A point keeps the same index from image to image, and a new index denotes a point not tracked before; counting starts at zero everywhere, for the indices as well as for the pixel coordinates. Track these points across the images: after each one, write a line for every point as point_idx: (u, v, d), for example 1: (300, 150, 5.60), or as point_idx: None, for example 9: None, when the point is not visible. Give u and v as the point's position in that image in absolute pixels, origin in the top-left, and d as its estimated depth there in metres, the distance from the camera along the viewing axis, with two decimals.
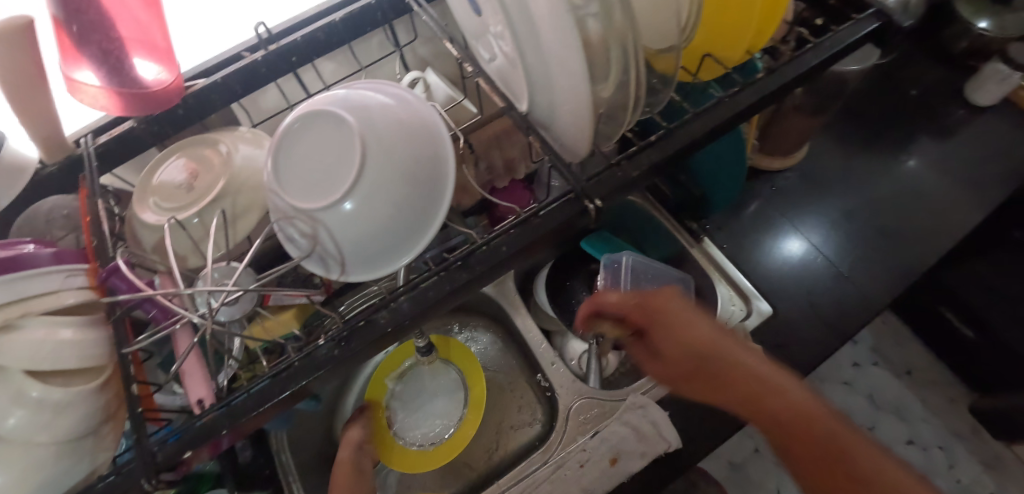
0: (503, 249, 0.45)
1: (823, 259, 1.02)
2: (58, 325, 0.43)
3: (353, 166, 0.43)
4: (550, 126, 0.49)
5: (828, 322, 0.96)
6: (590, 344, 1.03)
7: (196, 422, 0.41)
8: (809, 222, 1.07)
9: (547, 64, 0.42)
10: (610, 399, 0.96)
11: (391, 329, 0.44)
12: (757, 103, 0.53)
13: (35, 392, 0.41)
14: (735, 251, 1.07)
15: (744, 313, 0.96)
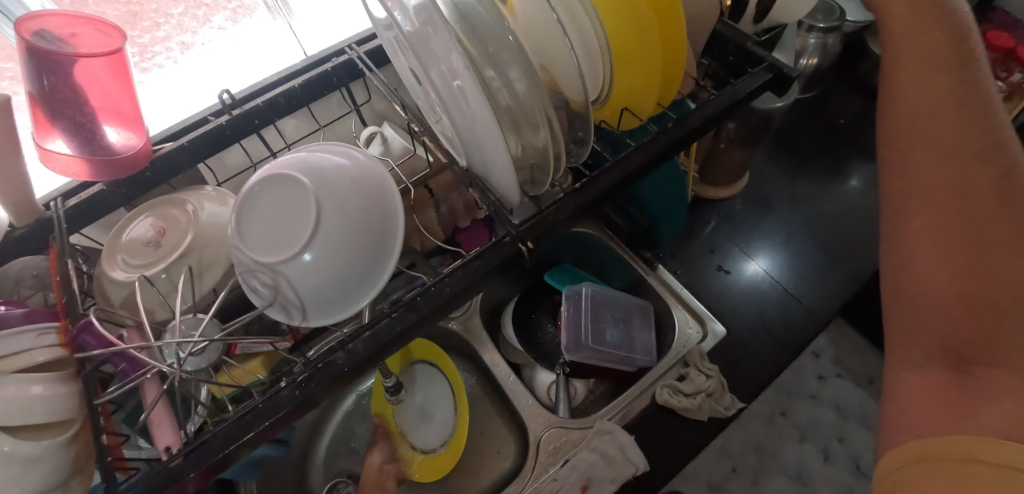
0: (449, 289, 0.51)
1: (771, 279, 1.11)
2: (29, 382, 0.46)
3: (310, 221, 0.48)
4: (488, 176, 0.56)
5: (777, 337, 1.04)
6: (557, 373, 1.08)
7: (163, 468, 0.44)
8: (756, 246, 1.16)
9: (474, 123, 0.48)
10: (578, 427, 1.01)
11: (348, 368, 0.48)
12: (671, 149, 0.61)
13: (6, 446, 0.43)
14: (685, 277, 1.14)
15: (697, 335, 1.06)
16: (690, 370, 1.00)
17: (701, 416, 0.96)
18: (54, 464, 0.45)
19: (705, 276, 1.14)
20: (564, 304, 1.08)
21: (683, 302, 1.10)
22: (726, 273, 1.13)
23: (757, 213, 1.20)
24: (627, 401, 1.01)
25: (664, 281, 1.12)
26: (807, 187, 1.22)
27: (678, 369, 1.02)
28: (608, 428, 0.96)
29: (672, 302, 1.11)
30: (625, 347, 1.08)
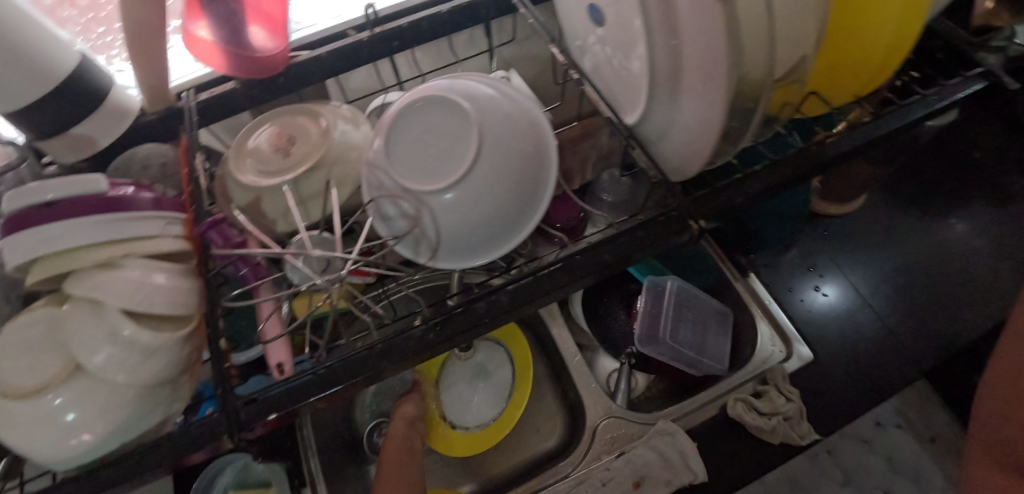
0: (605, 255, 0.45)
1: (872, 311, 0.94)
2: (153, 269, 0.42)
3: (469, 154, 0.43)
4: (664, 136, 0.49)
5: (869, 376, 0.87)
6: (622, 363, 0.99)
7: (283, 386, 0.41)
8: (858, 271, 0.99)
9: (683, 66, 0.41)
10: (640, 420, 0.88)
11: (486, 321, 0.43)
12: (859, 147, 0.50)
13: (127, 331, 0.40)
14: (778, 291, 0.99)
15: (781, 355, 0.88)
16: (769, 387, 0.84)
17: (773, 440, 0.82)
18: (169, 358, 0.42)
19: (801, 295, 0.98)
20: (640, 294, 0.96)
21: (772, 319, 0.91)
22: (825, 296, 0.97)
23: (870, 240, 1.03)
24: (694, 406, 0.87)
25: (755, 293, 0.95)
26: (905, 222, 1.03)
27: (755, 384, 0.86)
28: (670, 429, 0.83)
29: (759, 315, 0.93)
30: (698, 351, 0.94)
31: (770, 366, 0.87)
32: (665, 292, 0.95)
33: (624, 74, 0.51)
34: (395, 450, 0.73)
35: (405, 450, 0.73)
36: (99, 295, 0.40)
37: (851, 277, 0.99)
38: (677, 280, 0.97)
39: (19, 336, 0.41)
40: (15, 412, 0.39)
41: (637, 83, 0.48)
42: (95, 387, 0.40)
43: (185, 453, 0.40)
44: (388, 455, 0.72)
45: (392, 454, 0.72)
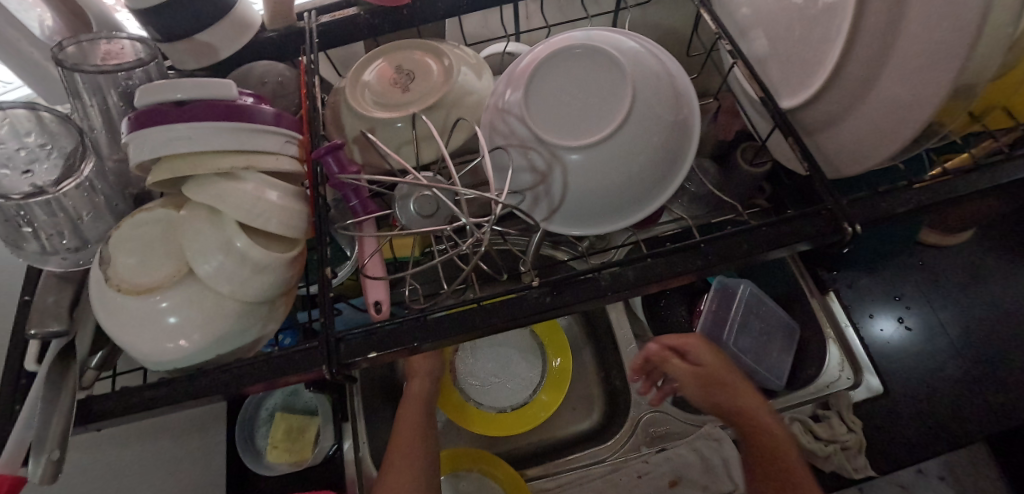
0: (745, 246, 0.41)
1: (961, 360, 0.83)
2: (270, 186, 0.40)
3: (618, 113, 0.40)
4: (838, 124, 0.44)
5: (940, 423, 0.78)
6: None
7: (386, 327, 0.39)
8: (949, 311, 0.86)
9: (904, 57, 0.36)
10: (688, 421, 0.81)
11: (611, 294, 0.39)
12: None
13: (241, 244, 0.38)
14: (859, 319, 0.86)
15: (848, 382, 0.80)
16: (830, 413, 0.77)
17: (825, 467, 0.75)
18: (275, 278, 0.40)
19: (878, 324, 0.86)
20: (708, 291, 0.87)
21: (842, 341, 0.82)
22: (908, 331, 0.85)
23: (973, 284, 0.89)
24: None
25: (831, 313, 0.84)
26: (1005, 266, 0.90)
27: (814, 407, 0.79)
28: (717, 435, 0.77)
29: (830, 335, 0.84)
30: (755, 358, 0.85)
31: (833, 393, 0.79)
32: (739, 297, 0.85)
33: (800, 55, 0.45)
34: (415, 414, 0.64)
35: (426, 412, 0.65)
36: (217, 202, 0.38)
37: (940, 318, 0.86)
38: (750, 286, 0.87)
39: (134, 232, 0.40)
40: (123, 307, 0.38)
41: (821, 66, 0.43)
42: (200, 295, 0.39)
43: (279, 376, 0.38)
44: (404, 422, 0.63)
45: (409, 422, 0.63)
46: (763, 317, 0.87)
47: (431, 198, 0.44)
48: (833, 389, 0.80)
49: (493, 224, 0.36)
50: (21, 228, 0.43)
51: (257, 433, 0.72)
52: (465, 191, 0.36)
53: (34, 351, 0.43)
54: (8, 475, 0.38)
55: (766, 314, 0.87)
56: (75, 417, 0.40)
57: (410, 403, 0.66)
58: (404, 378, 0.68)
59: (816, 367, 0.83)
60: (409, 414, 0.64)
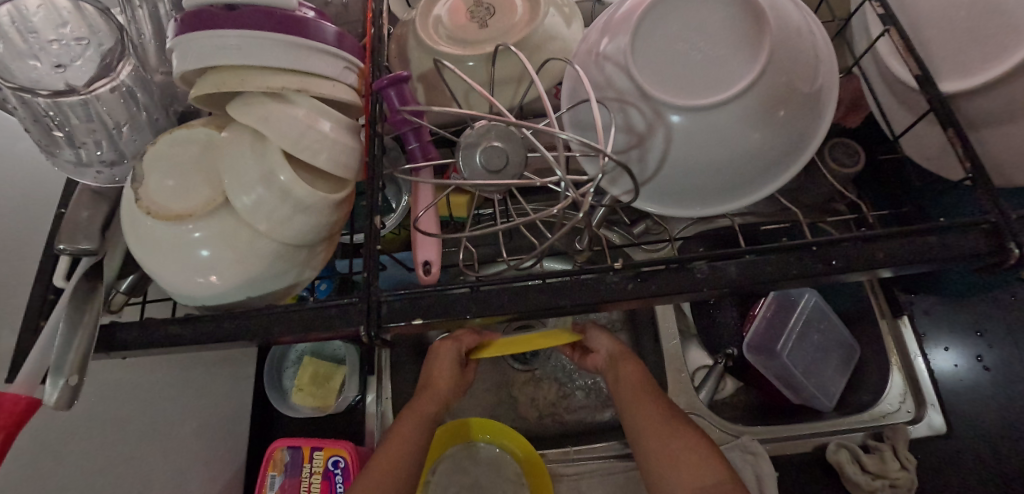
0: (877, 256, 0.34)
1: None
2: (323, 114, 0.35)
3: (747, 73, 0.33)
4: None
5: (1011, 479, 0.69)
6: (717, 362, 0.80)
7: (435, 290, 0.33)
8: None
9: None
10: (721, 429, 0.74)
11: (706, 291, 0.33)
12: None
13: (285, 177, 0.33)
14: (932, 350, 0.76)
15: (907, 416, 0.72)
16: (883, 446, 0.68)
17: None
18: (319, 221, 0.35)
19: (952, 359, 0.75)
20: (766, 295, 0.82)
21: (908, 371, 0.74)
22: (985, 372, 0.74)
23: None
24: (785, 435, 0.73)
25: (900, 339, 0.75)
26: None
27: (865, 436, 0.71)
28: (754, 448, 0.70)
29: (894, 362, 0.75)
30: (805, 372, 0.77)
31: (889, 425, 0.71)
32: (799, 309, 0.79)
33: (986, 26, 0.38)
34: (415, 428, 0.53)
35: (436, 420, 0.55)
36: (262, 125, 0.33)
37: None
38: (813, 296, 0.81)
39: (170, 150, 0.35)
40: (154, 233, 0.34)
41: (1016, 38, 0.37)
42: (236, 230, 0.34)
43: (311, 331, 0.34)
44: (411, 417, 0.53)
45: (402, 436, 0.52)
46: (823, 333, 0.80)
47: (501, 149, 0.38)
48: (890, 421, 0.72)
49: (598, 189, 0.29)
50: (54, 133, 0.40)
51: (285, 375, 0.75)
52: (567, 137, 0.29)
53: (63, 267, 0.40)
54: (23, 396, 0.36)
55: (826, 332, 0.80)
56: (97, 343, 0.37)
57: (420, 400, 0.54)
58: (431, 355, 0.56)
59: (873, 394, 0.75)
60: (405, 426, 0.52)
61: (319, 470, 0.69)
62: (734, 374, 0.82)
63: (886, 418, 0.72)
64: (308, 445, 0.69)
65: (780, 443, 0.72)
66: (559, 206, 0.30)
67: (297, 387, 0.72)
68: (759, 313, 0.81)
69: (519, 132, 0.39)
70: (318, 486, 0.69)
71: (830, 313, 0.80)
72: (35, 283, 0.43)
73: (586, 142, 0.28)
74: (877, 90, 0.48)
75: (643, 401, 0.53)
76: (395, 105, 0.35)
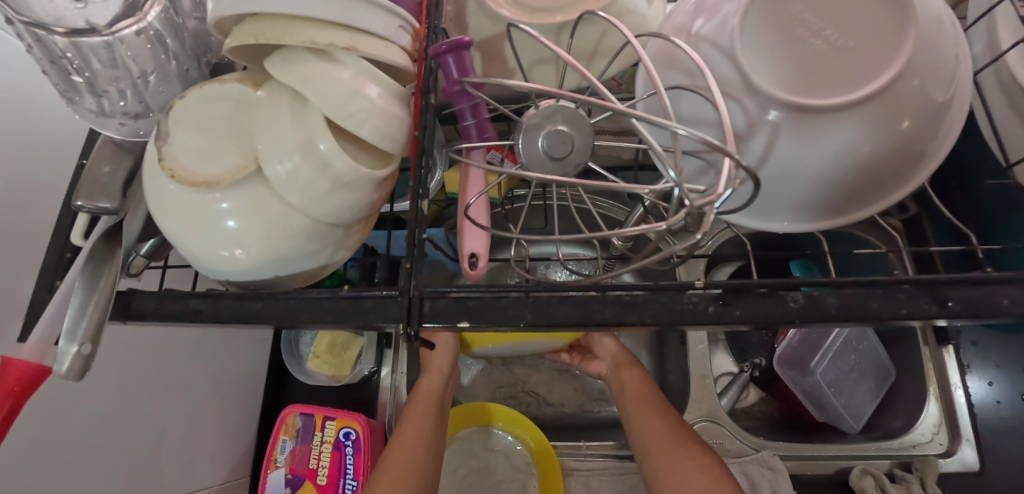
0: (1001, 302, 0.28)
1: None
2: (372, 79, 0.30)
3: (877, 77, 0.29)
4: None
5: None
6: (745, 368, 0.74)
7: (482, 290, 0.29)
8: None
9: None
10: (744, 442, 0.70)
11: (796, 322, 0.28)
12: None
13: (325, 147, 0.29)
14: (969, 384, 0.68)
15: (938, 449, 0.67)
16: (910, 477, 0.64)
17: None
18: (359, 199, 0.31)
19: (993, 395, 0.67)
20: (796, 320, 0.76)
21: (946, 402, 0.68)
22: None
23: None
24: (806, 453, 0.69)
25: (941, 368, 0.69)
26: None
27: (891, 465, 0.67)
28: (774, 464, 0.66)
29: (932, 392, 0.69)
30: (836, 391, 0.72)
31: (919, 457, 0.66)
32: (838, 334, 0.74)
33: None
34: (423, 417, 0.56)
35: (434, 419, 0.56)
36: (303, 86, 0.28)
37: None
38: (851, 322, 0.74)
39: (200, 106, 0.31)
40: (181, 198, 0.31)
41: None
42: (268, 201, 0.31)
43: (342, 322, 0.30)
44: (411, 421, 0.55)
45: (416, 422, 0.55)
46: (859, 358, 0.74)
47: (567, 134, 0.33)
48: (920, 451, 0.67)
49: (718, 203, 0.24)
50: (73, 78, 0.35)
51: (303, 341, 0.77)
52: (685, 130, 0.23)
53: (82, 225, 0.38)
54: (33, 363, 0.34)
55: (866, 359, 0.74)
56: (113, 309, 0.36)
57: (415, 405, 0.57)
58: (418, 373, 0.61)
59: (904, 421, 0.70)
60: (416, 415, 0.56)
61: (330, 440, 0.70)
62: (758, 385, 0.77)
63: (914, 448, 0.67)
64: (320, 414, 0.71)
65: (801, 463, 0.68)
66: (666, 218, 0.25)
67: (314, 355, 0.73)
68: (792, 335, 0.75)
69: (587, 116, 0.34)
70: (327, 456, 0.70)
71: (872, 337, 0.74)
72: (54, 236, 0.41)
73: (709, 139, 0.22)
74: (991, 110, 0.42)
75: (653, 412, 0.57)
76: (462, 74, 0.31)
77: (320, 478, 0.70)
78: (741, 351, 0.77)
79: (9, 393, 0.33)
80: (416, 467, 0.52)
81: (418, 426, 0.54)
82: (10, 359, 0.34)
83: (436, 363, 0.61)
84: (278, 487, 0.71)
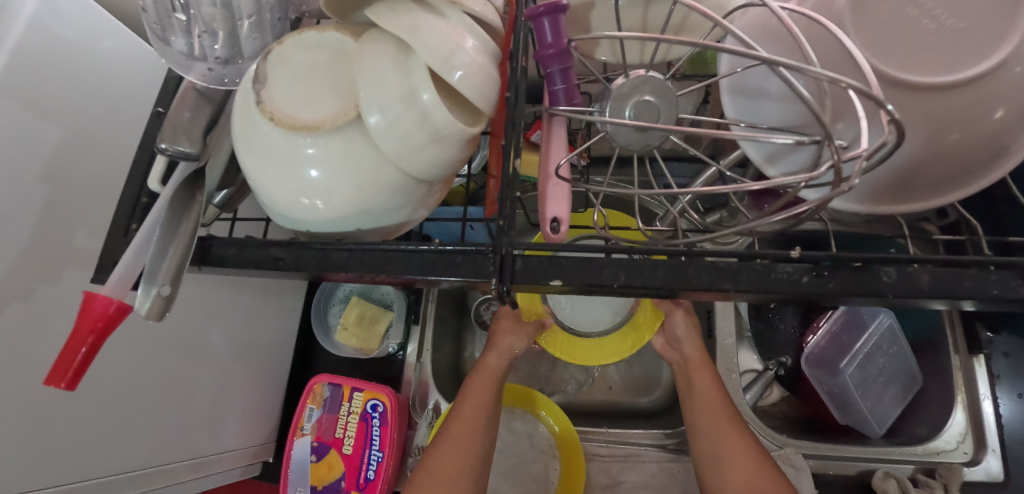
0: None
1: None
2: (473, 34, 0.30)
3: (981, 62, 0.29)
4: None
5: None
6: (770, 366, 0.74)
7: (573, 249, 0.29)
8: None
9: None
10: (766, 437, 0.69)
11: (891, 298, 0.28)
12: None
13: (429, 97, 0.29)
14: (998, 395, 0.67)
15: (963, 457, 0.66)
16: (934, 483, 0.63)
17: None
18: (449, 155, 0.31)
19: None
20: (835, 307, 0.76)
21: (973, 412, 0.67)
22: None
23: None
24: (829, 453, 0.68)
25: (971, 377, 0.68)
26: None
27: (915, 469, 0.66)
28: (796, 462, 0.65)
29: (959, 400, 0.68)
30: (863, 394, 0.72)
31: (943, 463, 0.66)
32: (871, 331, 0.74)
33: None
34: (481, 396, 0.57)
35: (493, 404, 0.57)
36: (409, 35, 0.28)
37: None
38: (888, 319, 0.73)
39: (297, 53, 0.31)
40: (274, 142, 0.31)
41: None
42: (361, 149, 0.31)
43: (429, 275, 0.30)
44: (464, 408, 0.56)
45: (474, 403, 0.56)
46: (892, 357, 0.73)
47: (654, 105, 0.33)
48: (944, 458, 0.66)
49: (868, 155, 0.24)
50: (174, 15, 0.38)
51: (331, 312, 0.78)
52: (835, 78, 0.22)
53: (160, 170, 0.38)
54: (115, 301, 0.34)
55: (899, 360, 0.72)
56: (193, 254, 0.36)
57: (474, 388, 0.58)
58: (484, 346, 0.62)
59: (930, 428, 0.69)
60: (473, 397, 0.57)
61: (357, 411, 0.72)
62: (783, 383, 0.76)
63: (939, 454, 0.66)
64: (348, 384, 0.72)
65: (822, 462, 0.68)
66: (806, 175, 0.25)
67: (343, 327, 0.75)
68: (823, 328, 0.75)
69: (675, 88, 0.34)
70: (354, 427, 0.72)
71: (903, 338, 0.73)
72: (129, 181, 0.41)
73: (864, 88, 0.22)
74: None
75: (723, 419, 0.56)
76: (575, 29, 0.30)
77: (346, 448, 0.71)
78: (767, 348, 0.77)
79: (92, 329, 0.34)
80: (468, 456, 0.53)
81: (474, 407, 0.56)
82: (93, 295, 0.34)
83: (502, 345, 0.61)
84: (303, 454, 0.72)
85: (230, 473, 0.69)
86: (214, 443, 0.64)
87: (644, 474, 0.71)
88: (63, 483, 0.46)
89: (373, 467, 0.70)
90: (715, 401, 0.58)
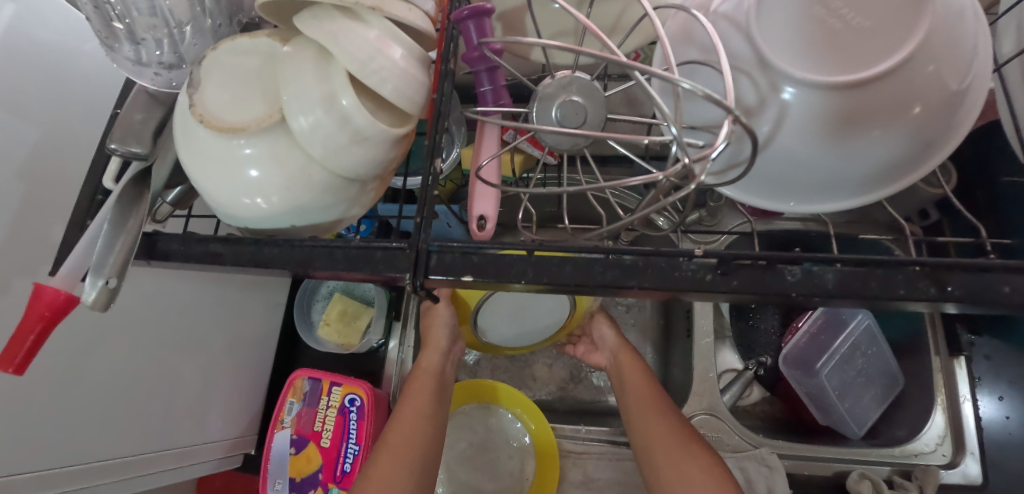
0: (1003, 289, 0.28)
1: None
2: (394, 39, 0.31)
3: (889, 59, 0.30)
4: None
5: None
6: (748, 367, 0.74)
7: (487, 244, 0.31)
8: None
9: None
10: (742, 434, 0.69)
11: (793, 297, 0.29)
12: None
13: (345, 101, 0.30)
14: (978, 397, 0.67)
15: (941, 460, 0.66)
16: (909, 485, 0.63)
17: None
18: (376, 155, 0.33)
19: (1003, 410, 0.65)
20: (813, 309, 0.75)
21: (952, 414, 0.67)
22: None
23: None
24: (805, 454, 0.68)
25: (950, 379, 0.68)
26: None
27: (891, 472, 0.66)
28: (770, 461, 0.66)
29: (938, 402, 0.68)
30: (841, 395, 0.71)
31: (920, 466, 0.66)
32: (851, 331, 0.73)
33: None
34: (423, 392, 0.57)
35: (436, 391, 0.58)
36: (328, 42, 0.30)
37: None
38: (867, 321, 0.73)
39: (232, 56, 0.33)
40: (205, 143, 0.32)
41: None
42: (290, 149, 0.32)
43: (354, 270, 0.32)
44: (411, 394, 0.56)
45: (417, 396, 0.56)
46: (868, 363, 0.72)
47: (580, 105, 0.34)
48: (922, 461, 0.66)
49: (715, 157, 0.26)
50: (114, 24, 0.38)
51: (314, 309, 0.80)
52: (690, 85, 0.24)
53: (113, 169, 0.40)
54: (64, 291, 0.36)
55: (875, 368, 0.72)
56: (139, 248, 0.37)
57: (425, 356, 0.61)
58: (418, 347, 0.62)
59: (909, 430, 0.69)
60: (416, 390, 0.57)
61: (335, 405, 0.73)
62: (761, 384, 0.77)
63: (917, 456, 0.66)
64: (327, 379, 0.73)
65: (802, 464, 0.68)
66: (664, 172, 0.27)
67: (325, 322, 0.76)
68: (806, 326, 0.74)
69: (603, 89, 0.35)
70: (332, 420, 0.73)
71: (881, 343, 0.72)
72: (87, 180, 0.43)
73: (713, 95, 0.23)
74: (1009, 100, 0.40)
75: (645, 397, 0.58)
76: (484, 31, 0.31)
77: (323, 441, 0.73)
78: (746, 348, 0.78)
79: (41, 319, 0.35)
80: (418, 440, 0.53)
81: (418, 400, 0.56)
82: (42, 287, 0.35)
83: (435, 337, 0.62)
84: (284, 446, 0.73)
85: (216, 463, 0.70)
86: (192, 438, 0.65)
87: (618, 472, 0.71)
88: (45, 468, 0.48)
89: (350, 460, 0.71)
90: (636, 381, 0.61)
